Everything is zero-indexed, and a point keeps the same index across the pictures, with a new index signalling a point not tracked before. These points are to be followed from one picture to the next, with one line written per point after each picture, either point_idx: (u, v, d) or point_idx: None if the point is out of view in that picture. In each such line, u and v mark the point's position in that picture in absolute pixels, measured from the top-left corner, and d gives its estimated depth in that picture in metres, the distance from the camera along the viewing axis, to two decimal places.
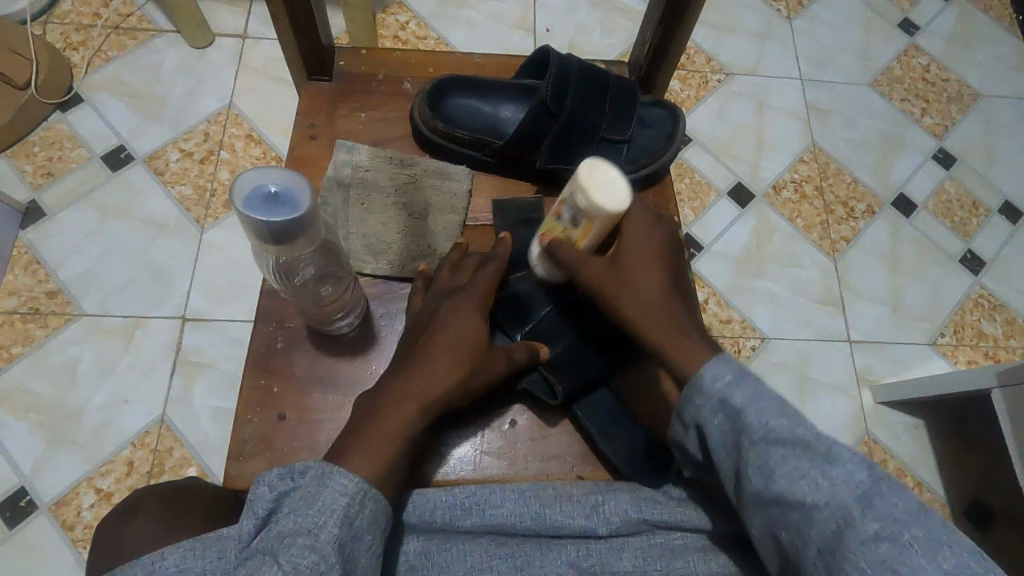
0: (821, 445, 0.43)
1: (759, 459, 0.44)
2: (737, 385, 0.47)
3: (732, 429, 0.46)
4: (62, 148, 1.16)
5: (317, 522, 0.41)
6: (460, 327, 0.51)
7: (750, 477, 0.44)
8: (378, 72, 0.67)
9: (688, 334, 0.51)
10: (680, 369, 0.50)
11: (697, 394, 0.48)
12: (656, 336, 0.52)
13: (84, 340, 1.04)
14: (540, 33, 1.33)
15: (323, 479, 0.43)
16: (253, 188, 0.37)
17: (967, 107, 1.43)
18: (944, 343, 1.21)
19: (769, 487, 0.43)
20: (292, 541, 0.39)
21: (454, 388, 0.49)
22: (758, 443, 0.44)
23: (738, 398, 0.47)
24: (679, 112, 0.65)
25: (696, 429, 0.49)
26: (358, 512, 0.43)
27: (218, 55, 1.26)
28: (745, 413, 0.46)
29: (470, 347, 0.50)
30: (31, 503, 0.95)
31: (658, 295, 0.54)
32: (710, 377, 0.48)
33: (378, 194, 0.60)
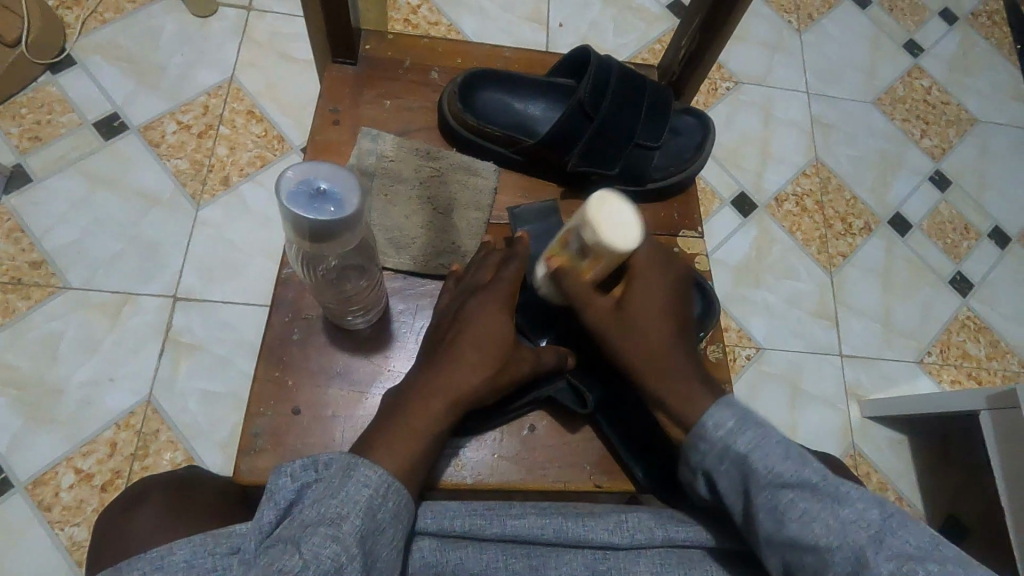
0: (829, 486, 0.44)
1: (769, 503, 0.44)
2: (739, 431, 0.48)
3: (738, 475, 0.47)
4: (51, 112, 1.11)
5: (341, 515, 0.40)
6: (485, 322, 0.50)
7: (761, 519, 0.45)
8: (404, 58, 0.65)
9: (687, 382, 0.52)
10: (680, 416, 0.51)
11: (701, 439, 0.49)
12: (655, 382, 0.52)
13: (68, 314, 1.00)
14: (553, 27, 1.31)
15: (348, 471, 0.42)
16: (302, 180, 0.35)
17: (964, 131, 1.46)
18: (930, 362, 1.24)
19: (786, 530, 0.43)
20: (314, 531, 0.38)
21: (479, 386, 0.48)
22: (767, 488, 0.45)
23: (741, 445, 0.47)
24: (710, 121, 0.65)
25: (703, 472, 0.50)
26: (381, 504, 0.41)
27: (220, 26, 1.21)
28: (751, 458, 0.47)
29: (495, 344, 0.49)
30: (6, 481, 0.91)
31: (657, 343, 0.53)
32: (712, 425, 0.49)
33: (402, 187, 0.59)
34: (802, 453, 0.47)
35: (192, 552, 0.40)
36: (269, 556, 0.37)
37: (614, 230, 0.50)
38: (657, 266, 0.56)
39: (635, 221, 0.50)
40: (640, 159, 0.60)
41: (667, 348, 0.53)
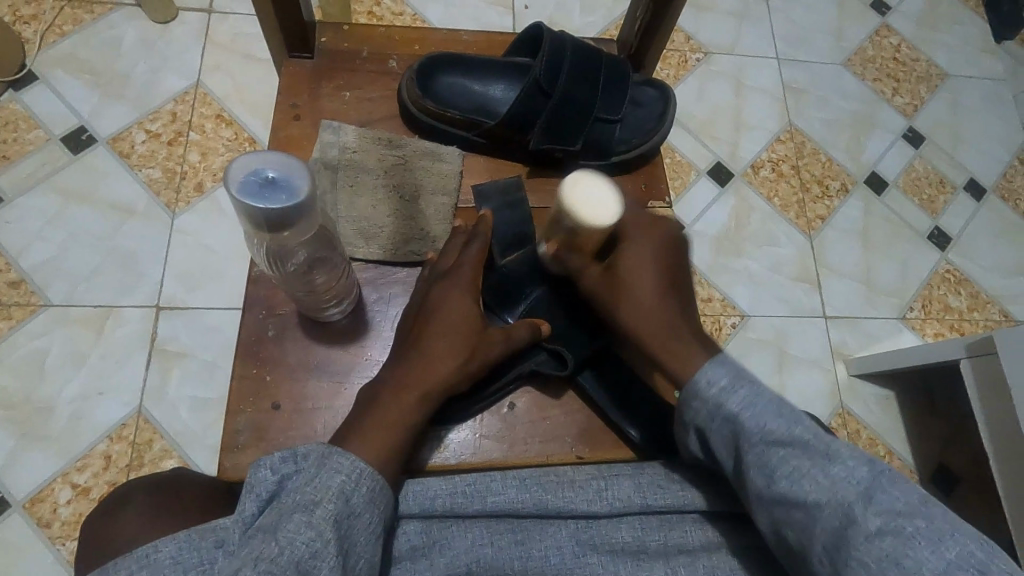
0: (820, 445, 0.45)
1: (759, 460, 0.46)
2: (733, 388, 0.50)
3: (729, 434, 0.49)
4: (17, 129, 1.10)
5: (314, 501, 0.41)
6: (453, 309, 0.51)
7: (752, 477, 0.47)
8: (363, 48, 0.65)
9: (684, 342, 0.53)
10: (679, 375, 0.52)
11: (695, 398, 0.51)
12: (660, 348, 0.53)
13: (51, 331, 1.00)
14: (519, 11, 1.30)
15: (324, 460, 0.43)
16: (250, 171, 0.35)
17: (935, 86, 1.47)
18: (912, 317, 1.25)
19: (765, 486, 0.46)
20: (289, 519, 0.40)
21: (454, 370, 0.49)
22: (757, 446, 0.47)
23: (734, 404, 0.49)
24: (671, 91, 0.65)
25: (696, 429, 0.51)
26: (354, 489, 0.42)
27: (181, 30, 1.20)
28: (742, 417, 0.48)
29: (463, 329, 0.50)
30: (3, 501, 0.91)
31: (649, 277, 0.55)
32: (706, 383, 0.50)
33: (367, 177, 0.59)
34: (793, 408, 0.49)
35: (179, 549, 0.41)
36: (249, 545, 0.38)
37: (592, 206, 0.51)
38: (644, 229, 0.57)
39: (609, 197, 0.51)
40: (602, 133, 0.60)
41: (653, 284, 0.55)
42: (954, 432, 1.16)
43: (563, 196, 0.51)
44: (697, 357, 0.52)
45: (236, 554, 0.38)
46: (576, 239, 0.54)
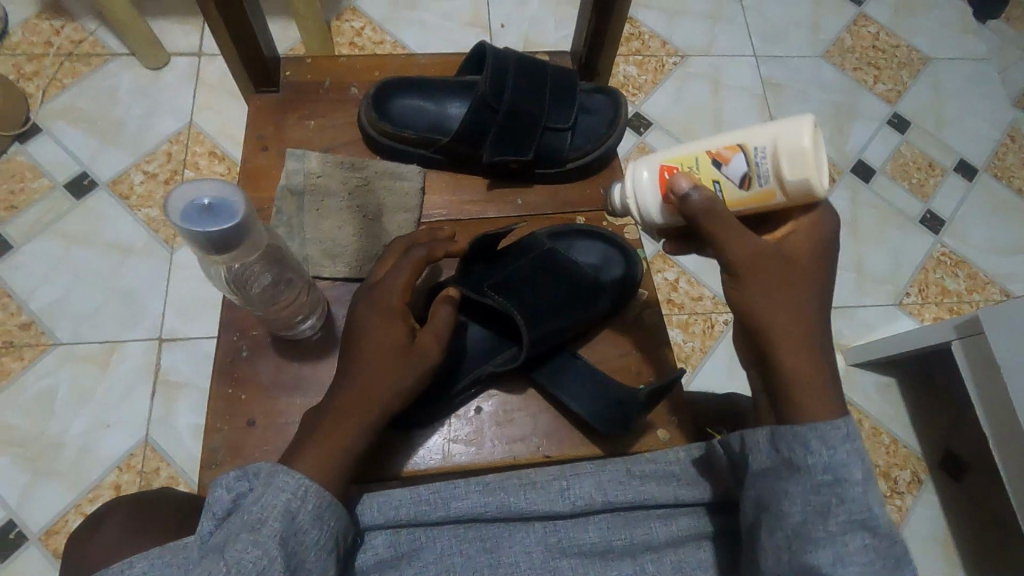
0: (899, 551, 0.43)
1: (841, 537, 0.43)
2: (856, 462, 0.45)
3: (826, 501, 0.44)
4: (24, 180, 1.16)
5: (261, 519, 0.43)
6: (378, 336, 0.52)
7: (822, 547, 0.43)
8: (324, 79, 0.68)
9: (814, 363, 0.48)
10: (812, 407, 0.47)
11: (823, 443, 0.45)
12: (793, 358, 0.48)
13: (60, 368, 1.04)
14: (496, 30, 1.35)
15: (272, 478, 0.46)
16: (189, 200, 0.38)
17: (917, 71, 1.47)
18: (909, 302, 1.24)
19: (806, 556, 0.43)
20: (236, 539, 0.42)
21: (387, 385, 0.50)
22: (846, 522, 0.44)
23: (855, 473, 0.45)
24: (621, 96, 0.67)
25: (784, 481, 0.46)
26: (300, 506, 0.45)
27: (173, 74, 1.26)
28: (849, 489, 0.44)
29: (391, 354, 0.51)
30: (20, 535, 0.95)
31: (785, 295, 0.49)
32: (843, 436, 0.45)
33: (330, 199, 0.61)
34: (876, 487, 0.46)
35: (151, 564, 0.43)
36: (199, 569, 0.41)
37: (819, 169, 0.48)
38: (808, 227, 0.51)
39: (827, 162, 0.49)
40: (554, 141, 0.62)
41: (790, 300, 0.49)
42: (955, 420, 1.15)
43: (791, 135, 0.48)
44: (829, 402, 0.47)
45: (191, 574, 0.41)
46: (748, 187, 0.51)
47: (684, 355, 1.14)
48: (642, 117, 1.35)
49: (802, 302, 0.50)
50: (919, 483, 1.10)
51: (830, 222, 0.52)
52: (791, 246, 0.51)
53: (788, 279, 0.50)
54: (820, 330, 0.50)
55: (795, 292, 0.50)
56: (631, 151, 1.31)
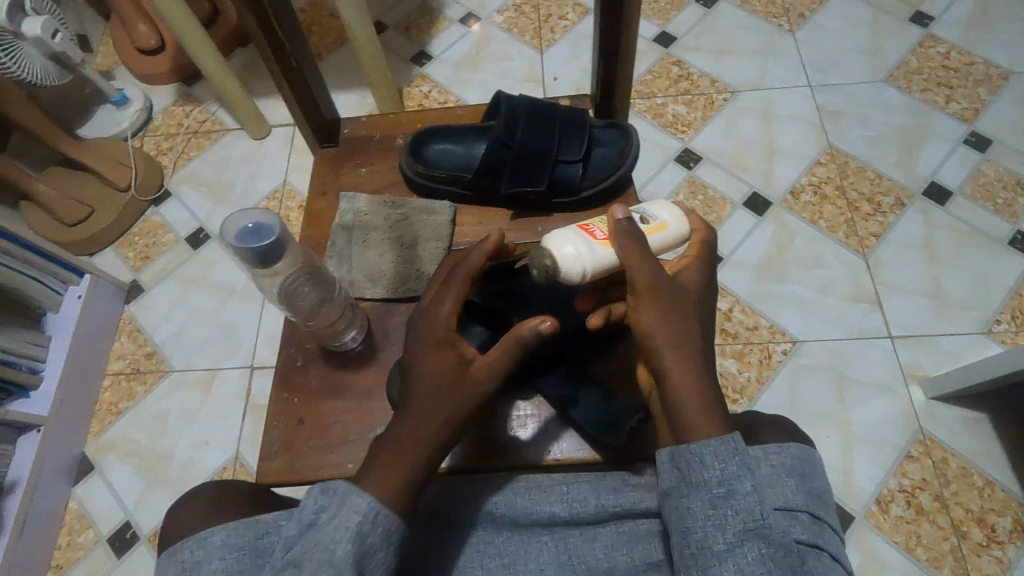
0: (798, 558, 0.46)
1: (737, 548, 0.47)
2: (742, 471, 0.49)
3: (725, 511, 0.48)
4: (156, 235, 1.39)
5: (335, 541, 0.47)
6: (432, 369, 0.55)
7: (723, 562, 0.47)
8: (374, 133, 0.80)
9: (704, 387, 0.53)
10: (699, 429, 0.51)
11: (712, 457, 0.50)
12: (684, 377, 0.53)
13: (174, 391, 1.22)
14: (548, 82, 1.46)
15: (345, 499, 0.50)
16: (239, 226, 0.48)
17: (998, 86, 1.38)
18: (1001, 331, 1.13)
19: (709, 570, 0.47)
20: (312, 558, 0.46)
21: (446, 415, 0.53)
22: (740, 531, 0.47)
23: (744, 484, 0.48)
24: (632, 131, 0.73)
25: (688, 496, 0.50)
26: (371, 528, 0.49)
27: (273, 142, 1.48)
28: (743, 500, 0.48)
29: (442, 388, 0.54)
30: (134, 534, 1.10)
31: (684, 323, 0.55)
32: (730, 451, 0.50)
33: (374, 232, 0.71)
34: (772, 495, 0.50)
35: (227, 534, 0.52)
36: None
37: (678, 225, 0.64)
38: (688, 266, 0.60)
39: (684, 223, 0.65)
40: (567, 173, 0.69)
41: (693, 329, 0.54)
42: None
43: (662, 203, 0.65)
44: (721, 421, 0.52)
45: None
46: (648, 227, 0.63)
47: (739, 386, 1.12)
48: (691, 152, 1.38)
49: (696, 335, 0.55)
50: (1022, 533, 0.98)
51: (704, 269, 0.60)
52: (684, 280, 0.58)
53: (685, 309, 0.55)
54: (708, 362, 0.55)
55: (691, 324, 0.55)
56: (681, 185, 1.34)
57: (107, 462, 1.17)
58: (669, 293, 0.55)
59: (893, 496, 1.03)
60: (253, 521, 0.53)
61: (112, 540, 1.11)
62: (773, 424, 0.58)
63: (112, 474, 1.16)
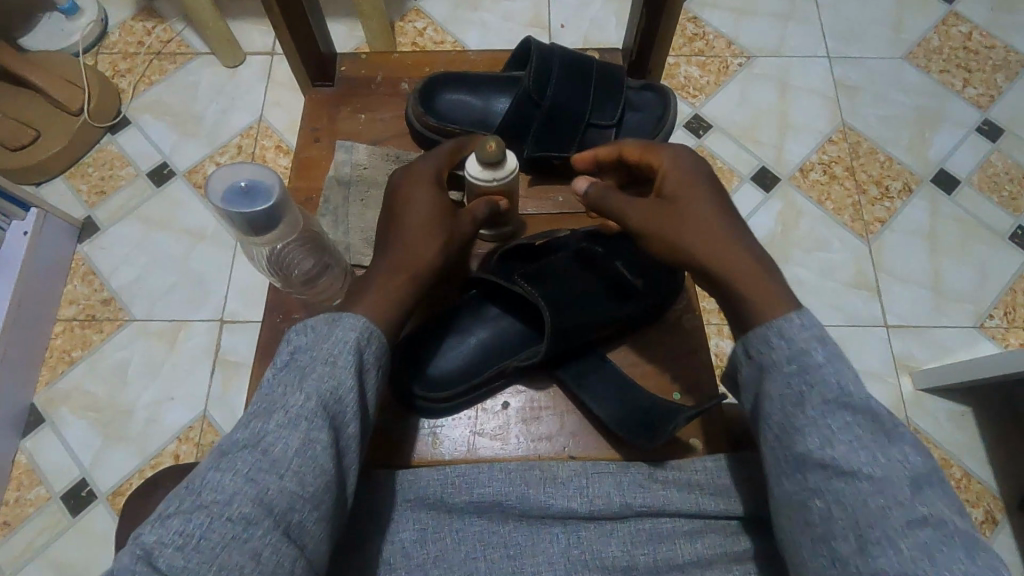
0: (886, 423, 0.44)
1: (820, 420, 0.45)
2: (816, 342, 0.48)
3: (801, 385, 0.46)
4: (112, 168, 1.25)
5: (332, 352, 0.47)
6: (416, 209, 0.56)
7: (804, 436, 0.45)
8: (376, 75, 0.72)
9: (748, 260, 0.52)
10: (761, 314, 0.50)
11: (778, 335, 0.48)
12: (728, 265, 0.52)
13: (135, 342, 1.13)
14: (555, 30, 1.34)
15: (335, 320, 0.49)
16: (228, 183, 0.43)
17: (1015, 74, 1.34)
18: (993, 325, 1.14)
19: (796, 449, 0.45)
20: (313, 371, 0.46)
21: (432, 245, 0.55)
22: (825, 404, 0.45)
23: (817, 354, 0.47)
24: (669, 93, 0.68)
25: (757, 386, 0.49)
26: (365, 346, 0.49)
27: (248, 72, 1.34)
28: (823, 372, 0.46)
29: (430, 223, 0.55)
30: (91, 493, 1.03)
31: (704, 226, 0.53)
32: (797, 322, 0.48)
33: (375, 190, 0.65)
34: (856, 370, 0.47)
35: None
36: (272, 393, 0.45)
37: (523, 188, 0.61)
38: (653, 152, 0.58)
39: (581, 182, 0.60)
40: (597, 137, 0.66)
41: (711, 229, 0.53)
42: None
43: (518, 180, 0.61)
44: (788, 298, 0.50)
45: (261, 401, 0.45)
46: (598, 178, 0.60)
47: None
48: (701, 119, 1.30)
49: (717, 215, 0.54)
50: (995, 524, 1.00)
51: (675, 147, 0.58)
52: (669, 171, 0.56)
53: (688, 204, 0.54)
54: (742, 234, 0.53)
55: (706, 208, 0.54)
56: None
57: (60, 415, 1.08)
58: (657, 215, 0.54)
59: None
60: None
61: (66, 497, 1.03)
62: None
63: (65, 428, 1.07)
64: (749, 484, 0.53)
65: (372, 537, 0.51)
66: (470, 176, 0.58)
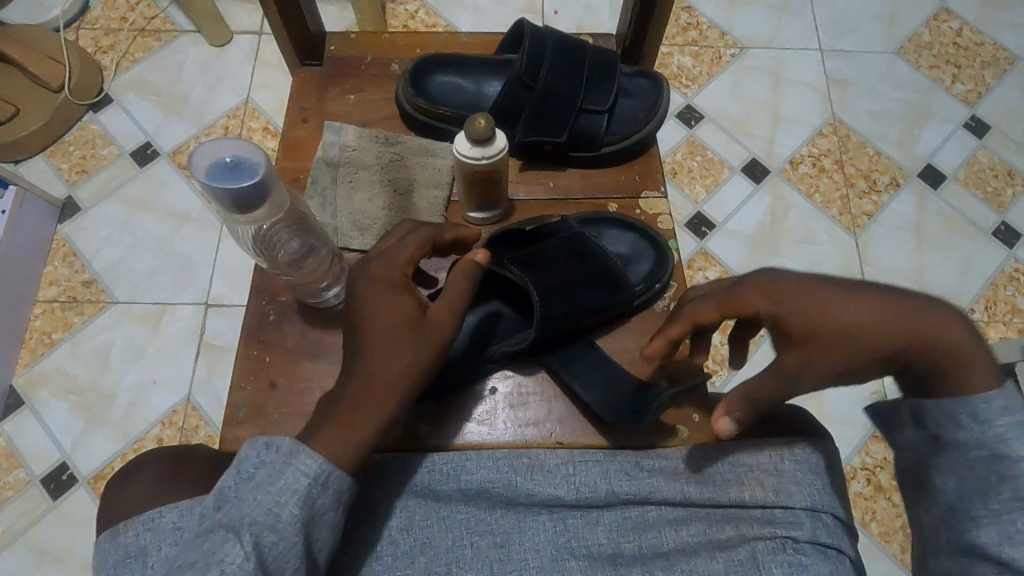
0: None
1: (999, 516, 0.44)
2: (1010, 431, 0.45)
3: (987, 476, 0.45)
4: (94, 147, 1.23)
5: (278, 503, 0.43)
6: (385, 310, 0.50)
7: (979, 527, 0.45)
8: (367, 55, 0.71)
9: (932, 336, 0.47)
10: (969, 387, 0.46)
11: (969, 418, 0.46)
12: (924, 355, 0.47)
13: (117, 325, 1.11)
14: (548, 15, 1.33)
15: (291, 457, 0.44)
16: (212, 159, 0.42)
17: (1003, 71, 1.36)
18: (973, 320, 1.15)
19: (966, 534, 0.46)
20: (254, 521, 0.41)
21: (406, 356, 0.49)
22: (1013, 500, 0.44)
23: (1016, 449, 0.44)
24: (662, 80, 0.68)
25: (937, 468, 0.48)
26: (319, 493, 0.44)
27: (235, 51, 1.31)
28: (1015, 466, 0.44)
29: (400, 328, 0.49)
30: (72, 476, 1.02)
31: (856, 347, 0.47)
32: (983, 403, 0.46)
33: (364, 173, 0.64)
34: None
35: (180, 516, 0.46)
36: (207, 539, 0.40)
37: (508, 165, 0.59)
38: (753, 296, 0.51)
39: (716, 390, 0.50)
40: (590, 123, 0.64)
41: (891, 334, 0.47)
42: None
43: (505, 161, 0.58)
44: (986, 366, 0.47)
45: (196, 546, 0.40)
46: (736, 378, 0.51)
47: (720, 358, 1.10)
48: (693, 109, 1.30)
49: (878, 308, 0.48)
50: None
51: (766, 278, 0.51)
52: (792, 309, 0.49)
53: (849, 334, 0.47)
54: (906, 308, 0.48)
55: (866, 313, 0.48)
56: (679, 144, 1.27)
57: (39, 398, 1.06)
58: (830, 371, 0.48)
59: (854, 473, 1.06)
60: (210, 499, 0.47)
61: (46, 481, 1.02)
62: (803, 428, 0.56)
63: (45, 411, 1.06)
64: (738, 473, 0.53)
65: (357, 519, 0.51)
66: (459, 153, 0.56)
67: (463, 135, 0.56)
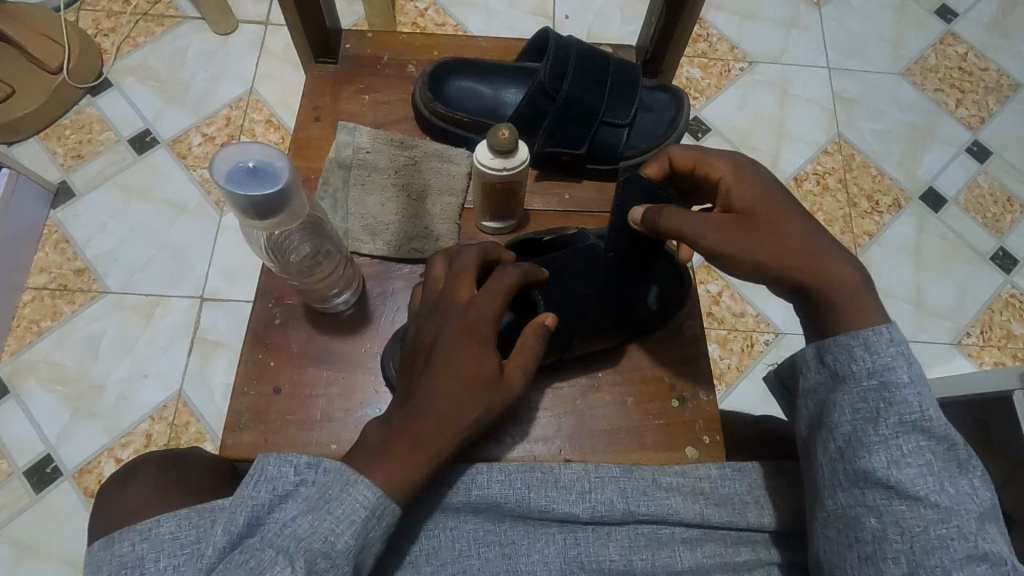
0: (959, 451, 0.45)
1: (892, 438, 0.45)
2: (903, 363, 0.47)
3: (874, 398, 0.46)
4: (90, 132, 1.20)
5: (334, 530, 0.42)
6: (463, 361, 0.48)
7: (873, 453, 0.45)
8: (383, 56, 0.69)
9: (828, 259, 0.51)
10: (844, 319, 0.49)
11: (864, 349, 0.47)
12: (813, 271, 0.50)
13: (109, 316, 1.08)
14: (559, 20, 1.32)
15: (346, 486, 0.44)
16: (235, 163, 0.41)
17: (1006, 97, 1.37)
18: (969, 343, 1.16)
19: (859, 463, 0.46)
20: (305, 547, 0.41)
21: (472, 408, 0.48)
22: (903, 424, 0.45)
23: (902, 375, 0.46)
24: (683, 96, 0.68)
25: (831, 403, 0.48)
26: (374, 524, 0.44)
27: (240, 41, 1.29)
28: (902, 391, 0.46)
29: (473, 386, 0.48)
30: (56, 469, 0.99)
31: (779, 242, 0.51)
32: (886, 337, 0.47)
33: (378, 176, 0.63)
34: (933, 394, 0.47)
35: (179, 525, 0.44)
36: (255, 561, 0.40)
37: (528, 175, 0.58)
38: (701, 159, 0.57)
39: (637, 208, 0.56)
40: (609, 136, 0.64)
41: (790, 231, 0.51)
42: None
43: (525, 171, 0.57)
44: (876, 311, 0.49)
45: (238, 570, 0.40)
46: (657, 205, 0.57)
47: (719, 372, 1.10)
48: (701, 121, 1.30)
49: (791, 214, 0.52)
50: None
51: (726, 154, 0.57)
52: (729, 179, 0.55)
53: (759, 206, 0.53)
54: (814, 230, 0.52)
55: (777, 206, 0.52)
56: None
57: (25, 388, 1.04)
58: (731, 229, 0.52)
59: None
60: (212, 508, 0.46)
61: (29, 474, 0.99)
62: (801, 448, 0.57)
63: (30, 402, 1.03)
64: (755, 495, 0.54)
65: None
66: (478, 162, 0.55)
67: (486, 144, 0.55)
